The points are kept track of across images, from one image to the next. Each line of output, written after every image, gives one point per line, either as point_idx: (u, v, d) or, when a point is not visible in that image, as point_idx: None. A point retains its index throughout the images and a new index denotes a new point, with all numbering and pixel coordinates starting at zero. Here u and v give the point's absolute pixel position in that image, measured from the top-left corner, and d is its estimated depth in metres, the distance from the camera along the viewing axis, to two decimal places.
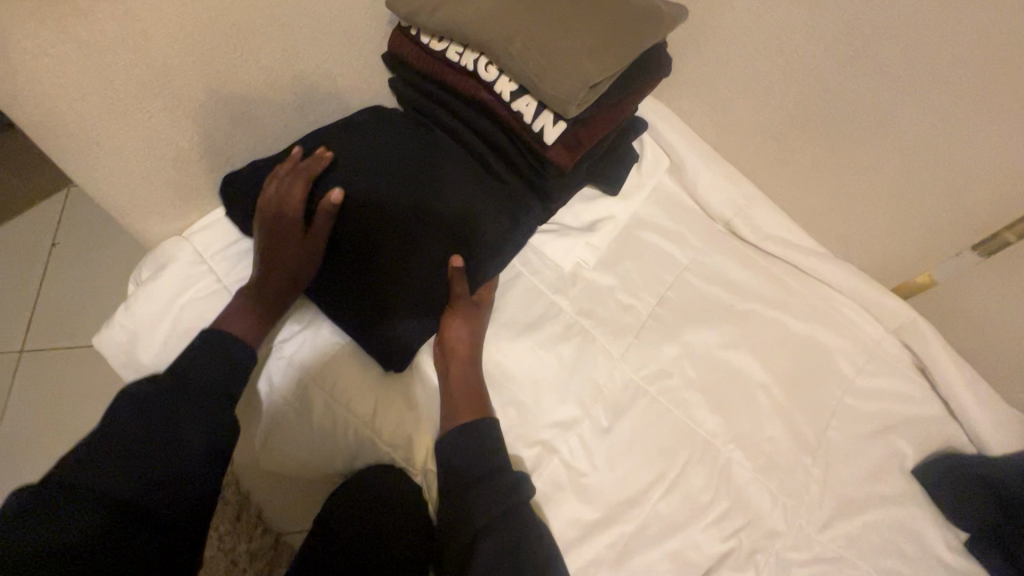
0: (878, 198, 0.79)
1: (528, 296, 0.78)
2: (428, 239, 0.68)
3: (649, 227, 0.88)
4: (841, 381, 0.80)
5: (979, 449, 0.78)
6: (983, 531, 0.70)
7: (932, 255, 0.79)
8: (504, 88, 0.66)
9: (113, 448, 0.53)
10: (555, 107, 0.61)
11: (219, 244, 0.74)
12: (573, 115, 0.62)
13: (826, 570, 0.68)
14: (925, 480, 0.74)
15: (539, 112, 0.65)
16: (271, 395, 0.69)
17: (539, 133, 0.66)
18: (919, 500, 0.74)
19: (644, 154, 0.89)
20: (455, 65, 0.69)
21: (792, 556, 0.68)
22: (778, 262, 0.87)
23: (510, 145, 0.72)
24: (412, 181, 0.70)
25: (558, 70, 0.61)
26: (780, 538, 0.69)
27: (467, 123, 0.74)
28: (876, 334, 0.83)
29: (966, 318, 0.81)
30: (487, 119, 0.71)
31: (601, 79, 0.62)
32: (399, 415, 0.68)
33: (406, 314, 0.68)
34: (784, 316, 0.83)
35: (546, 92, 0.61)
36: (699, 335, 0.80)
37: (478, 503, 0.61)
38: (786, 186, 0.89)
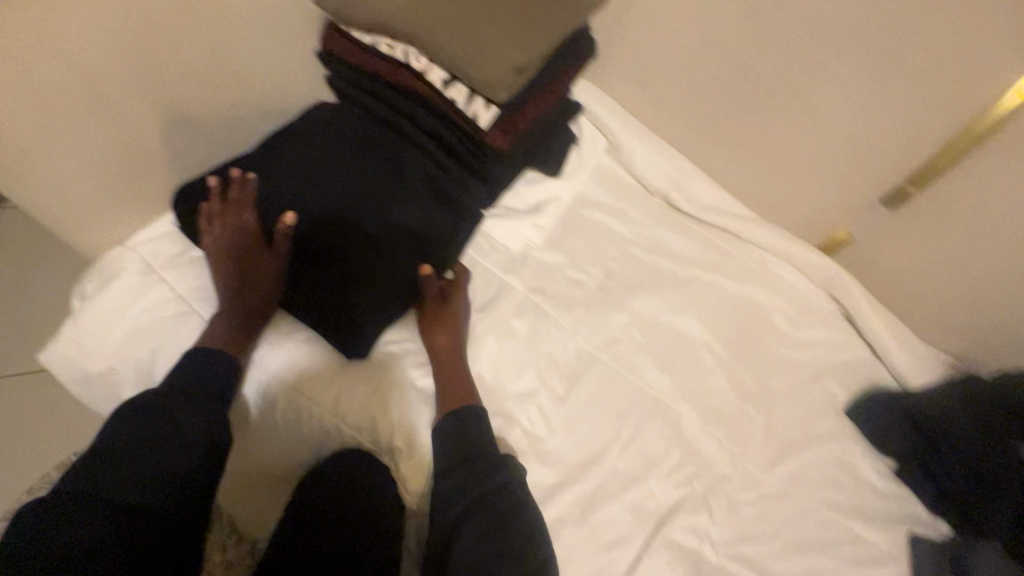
0: (797, 162, 0.86)
1: (481, 279, 0.81)
2: (382, 230, 0.71)
3: (593, 206, 0.92)
4: (776, 334, 0.87)
5: (900, 384, 0.86)
6: (907, 456, 0.78)
7: (848, 212, 0.86)
8: (438, 78, 0.69)
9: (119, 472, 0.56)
10: (486, 91, 0.67)
11: (166, 251, 0.73)
12: (503, 98, 0.68)
13: (772, 506, 0.73)
14: (855, 416, 0.81)
15: (472, 96, 0.70)
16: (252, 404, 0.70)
17: (473, 118, 0.70)
18: (851, 435, 0.81)
19: (583, 136, 0.93)
20: (385, 56, 0.71)
21: (741, 496, 0.73)
22: (714, 230, 0.93)
23: (445, 132, 0.74)
24: (361, 175, 0.72)
25: (486, 56, 0.66)
26: (729, 482, 0.74)
27: (401, 113, 0.75)
28: (805, 289, 0.90)
29: (882, 269, 0.88)
30: (423, 110, 0.73)
31: (527, 62, 0.68)
32: (362, 404, 0.70)
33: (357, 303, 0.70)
34: (721, 279, 0.89)
35: (480, 79, 0.66)
36: (645, 303, 0.84)
37: (454, 488, 0.64)
38: (716, 158, 0.93)
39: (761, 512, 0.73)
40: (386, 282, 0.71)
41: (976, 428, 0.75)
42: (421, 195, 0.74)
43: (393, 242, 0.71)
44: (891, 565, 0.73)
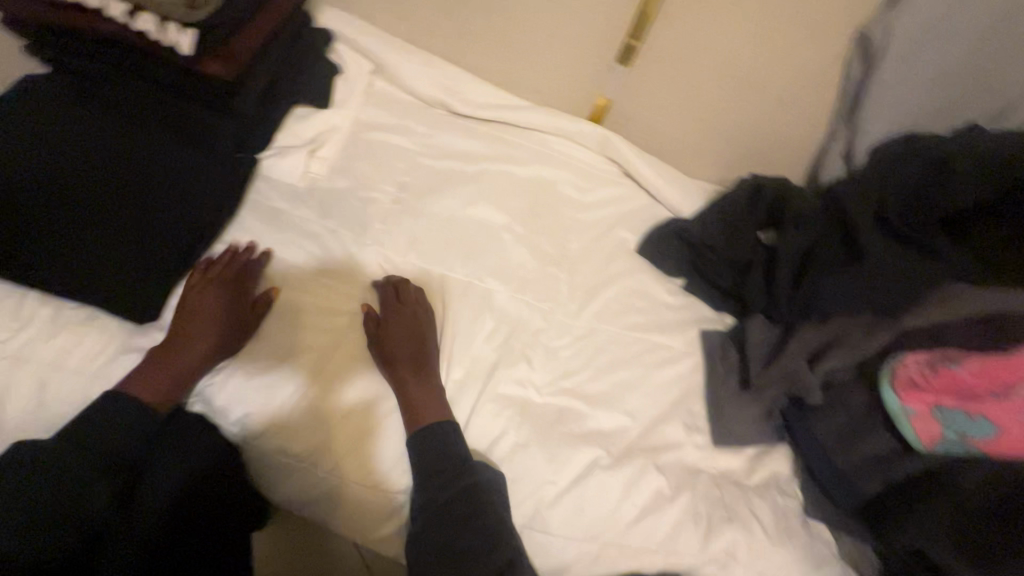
0: (539, 43, 0.93)
1: (270, 219, 0.81)
2: (133, 188, 0.71)
3: (375, 128, 0.95)
4: (567, 201, 0.96)
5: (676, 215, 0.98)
6: (686, 269, 0.90)
7: (597, 78, 0.96)
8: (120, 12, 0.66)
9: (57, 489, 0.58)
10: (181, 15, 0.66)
11: None
12: (203, 17, 0.67)
13: (583, 341, 0.83)
14: (644, 250, 0.92)
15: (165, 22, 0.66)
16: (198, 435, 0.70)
17: (174, 48, 0.67)
18: (644, 267, 0.92)
19: (345, 64, 0.94)
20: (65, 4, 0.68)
21: (556, 342, 0.82)
22: (496, 125, 0.99)
23: (167, 73, 0.73)
24: (98, 144, 0.71)
25: None
26: (542, 332, 0.83)
27: (118, 65, 0.74)
28: (585, 157, 1.00)
29: (642, 123, 0.99)
30: (143, 61, 0.73)
31: None
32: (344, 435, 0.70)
33: (121, 259, 0.68)
34: (508, 165, 0.96)
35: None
36: (440, 203, 0.90)
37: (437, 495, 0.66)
38: (478, 57, 0.98)
39: (575, 349, 0.83)
40: (152, 237, 0.71)
41: (717, 229, 0.86)
42: (162, 144, 0.74)
43: (151, 197, 0.72)
44: (686, 359, 0.85)
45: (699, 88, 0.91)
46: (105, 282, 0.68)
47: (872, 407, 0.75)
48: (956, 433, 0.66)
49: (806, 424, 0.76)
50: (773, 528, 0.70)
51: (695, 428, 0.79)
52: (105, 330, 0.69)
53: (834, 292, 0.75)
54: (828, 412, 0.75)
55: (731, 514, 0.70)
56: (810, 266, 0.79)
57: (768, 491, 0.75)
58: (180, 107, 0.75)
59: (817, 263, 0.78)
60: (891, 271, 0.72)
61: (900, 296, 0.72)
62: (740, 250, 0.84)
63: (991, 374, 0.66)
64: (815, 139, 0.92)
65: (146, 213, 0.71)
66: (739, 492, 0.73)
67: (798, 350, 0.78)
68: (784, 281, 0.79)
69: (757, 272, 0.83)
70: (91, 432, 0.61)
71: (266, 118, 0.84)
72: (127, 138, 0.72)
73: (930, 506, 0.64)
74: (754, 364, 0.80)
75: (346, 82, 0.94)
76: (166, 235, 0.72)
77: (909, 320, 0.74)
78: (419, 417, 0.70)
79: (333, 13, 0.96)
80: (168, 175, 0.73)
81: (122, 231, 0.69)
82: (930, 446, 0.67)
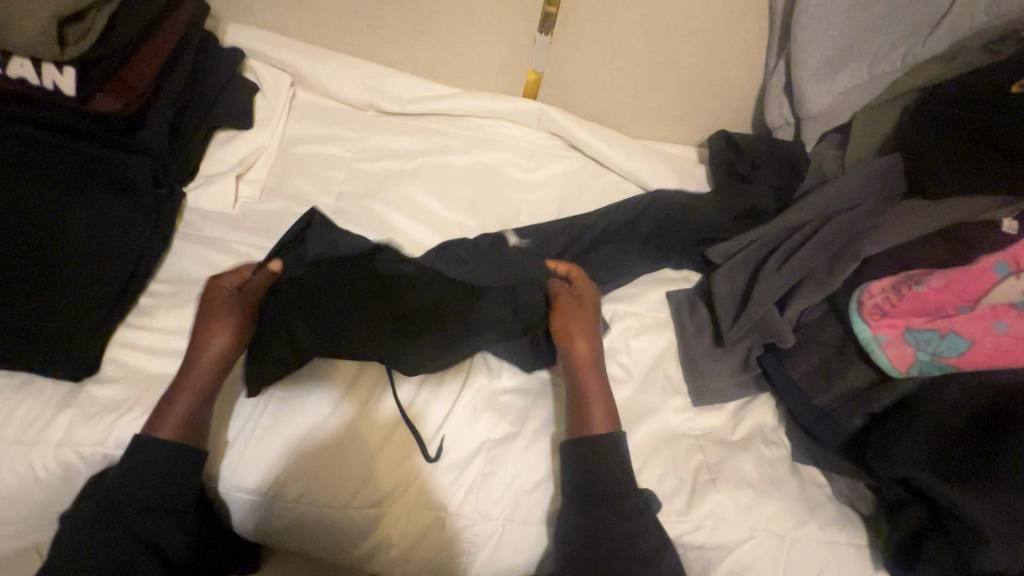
0: (457, 25, 0.88)
1: (202, 256, 0.77)
2: (43, 236, 0.67)
3: (305, 141, 0.89)
4: (516, 183, 0.91)
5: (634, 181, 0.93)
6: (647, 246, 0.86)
7: (526, 53, 0.91)
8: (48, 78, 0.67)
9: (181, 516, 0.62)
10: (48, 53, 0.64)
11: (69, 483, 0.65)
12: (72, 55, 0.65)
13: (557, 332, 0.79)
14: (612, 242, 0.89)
15: (40, 68, 0.67)
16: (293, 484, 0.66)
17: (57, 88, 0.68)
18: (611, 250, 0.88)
19: (262, 80, 0.90)
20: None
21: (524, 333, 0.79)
22: (429, 118, 0.95)
23: (95, 127, 0.72)
24: (20, 201, 0.67)
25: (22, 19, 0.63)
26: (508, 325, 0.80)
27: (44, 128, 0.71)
28: (527, 137, 0.95)
29: (579, 89, 0.95)
30: (61, 116, 0.71)
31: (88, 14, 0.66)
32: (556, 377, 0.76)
33: (50, 306, 0.65)
34: (448, 157, 0.91)
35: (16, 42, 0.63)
36: (380, 205, 0.85)
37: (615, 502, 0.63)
38: (397, 54, 0.95)
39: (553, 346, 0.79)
40: (71, 288, 0.67)
41: (582, 228, 0.85)
42: (64, 183, 0.69)
43: (66, 244, 0.68)
44: (656, 324, 0.81)
45: (632, 48, 0.88)
46: (19, 338, 0.63)
47: (845, 343, 0.71)
48: (929, 356, 0.63)
49: (783, 367, 0.74)
50: (759, 481, 0.69)
51: (673, 391, 0.77)
52: (37, 393, 0.64)
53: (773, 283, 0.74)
54: (806, 354, 0.73)
55: (715, 475, 0.70)
56: (724, 243, 0.82)
57: (752, 444, 0.73)
58: (110, 157, 0.72)
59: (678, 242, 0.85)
60: (815, 205, 0.77)
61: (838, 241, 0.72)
62: (605, 253, 0.84)
63: (958, 288, 0.63)
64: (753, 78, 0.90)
65: (71, 263, 0.67)
66: (722, 451, 0.72)
67: (767, 295, 0.73)
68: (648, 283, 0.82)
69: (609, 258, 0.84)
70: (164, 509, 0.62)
71: (182, 148, 0.79)
72: (42, 189, 0.68)
73: (908, 435, 0.63)
74: (725, 319, 0.76)
75: (266, 99, 0.89)
76: (96, 284, 0.68)
77: (869, 247, 0.68)
78: (586, 425, 0.68)
79: (240, 29, 0.92)
80: (88, 216, 0.70)
81: (30, 279, 0.65)
82: (904, 372, 0.65)
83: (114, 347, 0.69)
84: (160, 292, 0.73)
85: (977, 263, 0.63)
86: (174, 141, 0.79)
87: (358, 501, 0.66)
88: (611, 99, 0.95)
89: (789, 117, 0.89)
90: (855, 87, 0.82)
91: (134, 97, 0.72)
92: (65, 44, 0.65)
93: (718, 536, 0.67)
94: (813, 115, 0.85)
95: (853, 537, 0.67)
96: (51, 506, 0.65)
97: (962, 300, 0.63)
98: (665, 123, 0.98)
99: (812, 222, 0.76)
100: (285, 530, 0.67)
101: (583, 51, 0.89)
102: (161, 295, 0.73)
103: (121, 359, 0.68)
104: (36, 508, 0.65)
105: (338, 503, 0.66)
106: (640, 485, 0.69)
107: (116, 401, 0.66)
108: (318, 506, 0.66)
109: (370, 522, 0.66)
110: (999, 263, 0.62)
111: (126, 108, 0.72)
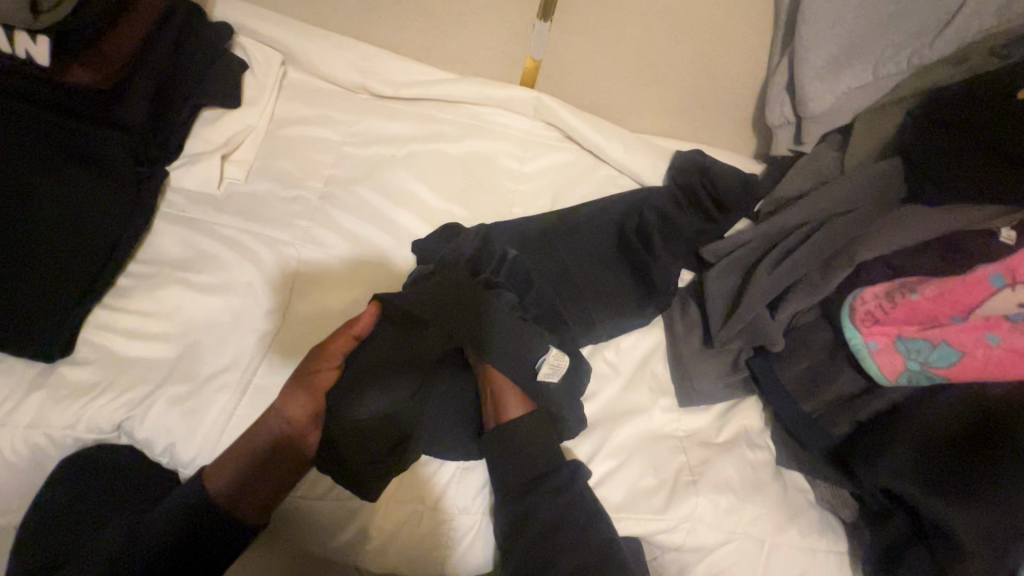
0: (454, 7, 0.86)
1: (183, 237, 0.75)
2: (16, 210, 0.65)
3: (294, 122, 0.87)
4: (508, 174, 0.89)
5: (630, 176, 0.91)
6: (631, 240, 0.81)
7: (524, 38, 0.88)
8: (23, 45, 0.65)
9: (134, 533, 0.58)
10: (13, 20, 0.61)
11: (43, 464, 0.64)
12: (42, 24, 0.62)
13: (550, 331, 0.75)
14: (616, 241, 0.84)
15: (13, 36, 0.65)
16: None
17: (30, 58, 0.66)
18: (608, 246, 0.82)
19: (251, 57, 0.86)
20: None
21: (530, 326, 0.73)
22: (423, 102, 0.92)
23: (74, 100, 0.69)
24: None
25: None
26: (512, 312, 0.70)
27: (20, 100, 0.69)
28: (523, 126, 0.92)
29: (578, 78, 0.92)
30: (36, 87, 0.68)
31: None
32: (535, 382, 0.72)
33: (22, 285, 0.64)
34: (439, 144, 0.88)
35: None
36: (368, 190, 0.83)
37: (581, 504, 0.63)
38: (393, 35, 0.91)
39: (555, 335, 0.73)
40: (45, 266, 0.65)
41: (571, 220, 0.82)
42: (38, 157, 0.67)
43: (38, 220, 0.66)
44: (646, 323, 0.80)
45: (633, 39, 0.86)
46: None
47: (835, 349, 0.70)
48: (918, 366, 0.63)
49: (772, 371, 0.73)
50: (741, 485, 0.69)
51: (659, 391, 0.76)
52: (8, 372, 0.63)
53: (766, 282, 0.72)
54: (795, 359, 0.72)
55: (697, 477, 0.69)
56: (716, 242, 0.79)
57: (736, 446, 0.73)
58: (89, 133, 0.70)
59: (669, 239, 0.81)
60: (807, 206, 0.76)
61: (830, 243, 0.71)
62: (593, 252, 0.80)
63: (952, 299, 0.62)
64: (754, 73, 0.88)
65: (48, 242, 0.66)
66: (706, 453, 0.71)
67: (759, 297, 0.72)
68: (631, 284, 0.78)
69: (596, 262, 0.79)
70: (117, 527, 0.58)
71: (166, 125, 0.77)
72: (15, 164, 0.66)
73: (892, 444, 0.63)
74: (715, 321, 0.75)
75: (255, 77, 0.86)
76: (71, 262, 0.66)
77: (865, 251, 0.66)
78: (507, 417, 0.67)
79: (231, 3, 0.88)
80: (64, 194, 0.67)
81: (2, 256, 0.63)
82: (893, 380, 0.64)
83: (90, 328, 0.68)
84: (139, 273, 0.72)
85: (974, 272, 0.62)
86: (157, 117, 0.76)
87: (337, 491, 0.65)
88: (611, 90, 0.93)
89: (790, 117, 0.85)
90: (858, 87, 0.79)
91: (111, 70, 0.70)
92: (39, 12, 0.62)
93: (694, 538, 0.66)
94: (815, 115, 0.81)
95: (831, 543, 0.68)
96: (23, 487, 0.64)
97: (956, 311, 0.62)
98: (664, 117, 0.95)
99: (808, 225, 0.75)
100: (268, 524, 0.66)
101: (583, 40, 0.87)
102: (141, 277, 0.72)
103: (96, 341, 0.67)
104: (7, 489, 0.64)
105: (316, 493, 0.65)
106: (619, 483, 0.69)
107: (89, 384, 0.65)
108: (296, 495, 0.65)
109: (348, 513, 0.65)
110: (996, 274, 0.61)
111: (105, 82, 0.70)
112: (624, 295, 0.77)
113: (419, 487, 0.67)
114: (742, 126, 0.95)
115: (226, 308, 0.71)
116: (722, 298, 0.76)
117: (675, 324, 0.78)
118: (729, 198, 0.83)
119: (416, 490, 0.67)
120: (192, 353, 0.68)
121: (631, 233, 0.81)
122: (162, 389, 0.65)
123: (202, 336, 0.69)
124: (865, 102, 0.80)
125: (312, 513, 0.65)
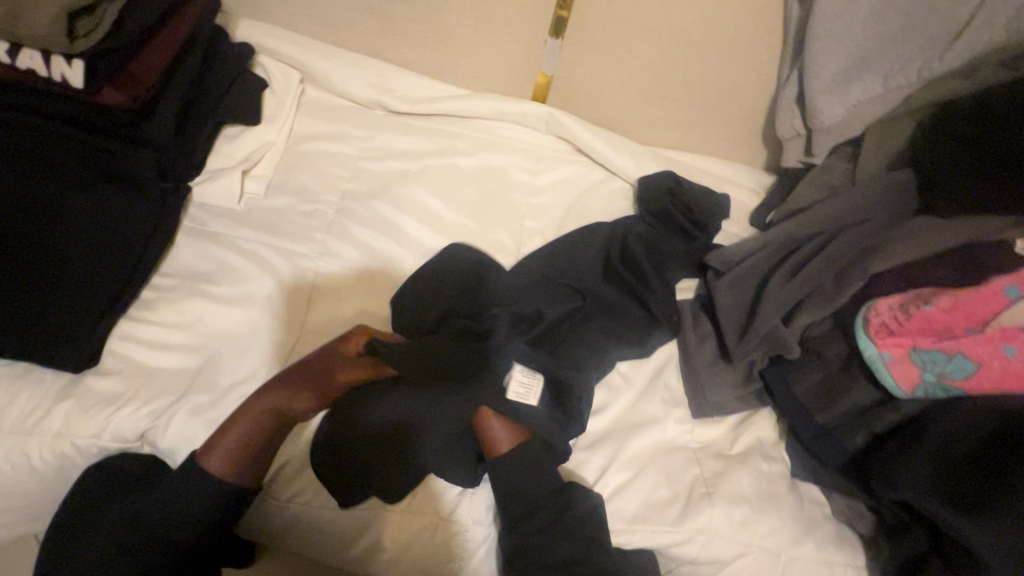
0: (468, 26, 0.87)
1: (204, 250, 0.77)
2: (47, 229, 0.67)
3: (312, 138, 0.89)
4: (520, 187, 0.91)
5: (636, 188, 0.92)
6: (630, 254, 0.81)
7: (536, 55, 0.89)
8: (59, 68, 0.66)
9: (145, 526, 0.60)
10: (55, 46, 0.64)
11: (65, 476, 0.65)
12: (81, 48, 0.64)
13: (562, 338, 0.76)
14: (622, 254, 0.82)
15: (48, 59, 0.66)
16: (291, 477, 0.67)
17: (65, 80, 0.67)
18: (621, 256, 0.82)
19: (272, 76, 0.89)
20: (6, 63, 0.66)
21: (541, 340, 0.74)
22: (436, 118, 0.94)
23: (108, 123, 0.72)
24: (24, 193, 0.67)
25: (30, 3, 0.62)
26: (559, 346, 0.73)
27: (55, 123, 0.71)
28: (534, 139, 0.94)
29: (588, 93, 0.94)
30: (70, 108, 0.70)
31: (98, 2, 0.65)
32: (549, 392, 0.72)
33: (52, 301, 0.65)
34: (453, 158, 0.90)
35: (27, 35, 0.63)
36: (382, 203, 0.85)
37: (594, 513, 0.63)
38: (408, 53, 0.93)
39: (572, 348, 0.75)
40: (73, 279, 0.67)
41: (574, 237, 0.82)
42: (69, 176, 0.69)
43: (68, 237, 0.68)
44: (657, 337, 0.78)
45: (645, 54, 0.87)
46: (17, 326, 0.64)
47: (849, 360, 0.70)
48: (934, 377, 0.63)
49: (785, 382, 0.73)
50: (756, 497, 0.69)
51: (672, 403, 0.76)
52: (36, 383, 0.65)
53: (782, 292, 0.72)
54: (809, 369, 0.72)
55: (711, 489, 0.69)
56: (723, 251, 0.81)
57: (751, 458, 0.72)
58: (122, 155, 0.72)
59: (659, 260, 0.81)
60: (813, 218, 0.77)
61: (847, 251, 0.71)
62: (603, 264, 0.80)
63: (968, 310, 0.62)
64: (766, 87, 0.89)
65: (78, 259, 0.68)
66: (719, 465, 0.71)
67: (772, 307, 0.72)
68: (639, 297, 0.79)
69: (599, 271, 0.80)
70: (133, 521, 0.60)
71: (190, 143, 0.79)
72: (45, 182, 0.68)
73: (912, 456, 0.62)
74: (728, 332, 0.75)
75: (275, 95, 0.88)
76: (98, 277, 0.68)
77: (877, 263, 0.67)
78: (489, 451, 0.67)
79: (252, 24, 0.91)
80: (93, 212, 0.70)
81: (31, 268, 0.65)
82: (908, 392, 0.64)
83: (114, 340, 0.70)
84: (163, 286, 0.74)
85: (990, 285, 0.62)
86: (182, 135, 0.79)
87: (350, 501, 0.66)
88: (621, 104, 0.94)
89: (800, 130, 0.86)
90: (868, 100, 0.79)
91: (142, 90, 0.72)
92: (76, 37, 0.64)
93: (710, 551, 0.66)
94: (826, 127, 0.82)
95: (849, 557, 0.68)
96: (46, 496, 0.66)
97: (971, 323, 0.62)
98: (673, 130, 0.97)
99: (821, 235, 0.75)
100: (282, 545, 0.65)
101: (594, 56, 0.88)
102: (163, 290, 0.74)
103: (120, 352, 0.69)
104: (32, 498, 0.65)
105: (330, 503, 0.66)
106: (633, 494, 0.69)
107: (113, 394, 0.66)
108: (308, 505, 0.66)
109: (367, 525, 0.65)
110: (1009, 286, 0.61)
111: (134, 101, 0.72)
112: (643, 308, 0.78)
113: (430, 501, 0.67)
114: (752, 138, 0.96)
115: (245, 320, 0.73)
116: (735, 309, 0.76)
117: (687, 335, 0.79)
118: (709, 219, 0.83)
119: (429, 504, 0.67)
120: (212, 364, 0.70)
121: (641, 244, 0.81)
122: (183, 399, 0.67)
123: (222, 347, 0.71)
124: (875, 114, 0.80)
125: (324, 523, 0.66)
